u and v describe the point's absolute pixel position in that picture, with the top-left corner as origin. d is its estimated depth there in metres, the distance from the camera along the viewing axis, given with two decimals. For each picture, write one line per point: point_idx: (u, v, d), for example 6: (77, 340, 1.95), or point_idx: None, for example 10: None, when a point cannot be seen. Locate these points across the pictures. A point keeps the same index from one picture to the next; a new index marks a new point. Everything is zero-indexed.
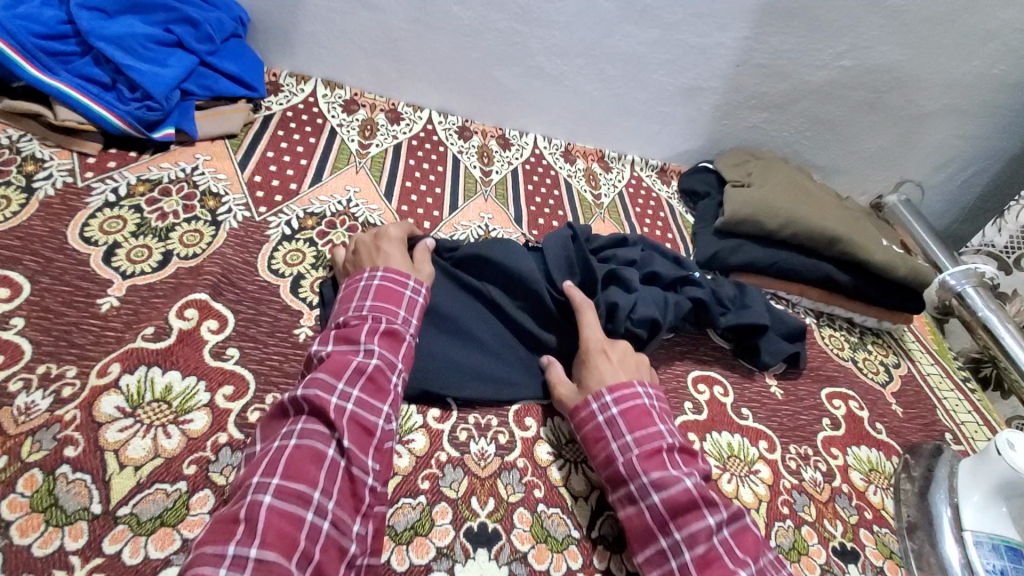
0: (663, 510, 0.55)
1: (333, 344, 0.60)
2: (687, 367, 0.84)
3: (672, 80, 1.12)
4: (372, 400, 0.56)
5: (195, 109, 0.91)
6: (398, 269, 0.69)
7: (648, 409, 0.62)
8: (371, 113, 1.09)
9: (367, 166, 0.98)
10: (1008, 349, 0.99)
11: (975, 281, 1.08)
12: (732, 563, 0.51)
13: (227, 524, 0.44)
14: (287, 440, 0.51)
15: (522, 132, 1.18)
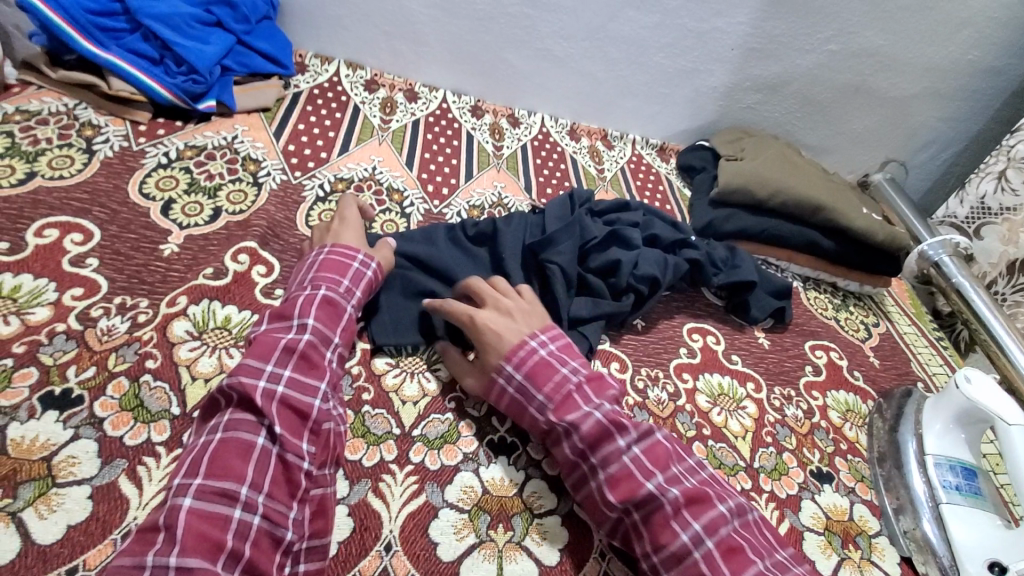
0: (581, 445, 0.60)
1: (267, 323, 0.61)
2: (683, 319, 0.92)
3: (670, 63, 1.20)
4: (304, 379, 0.57)
5: (234, 84, 0.99)
6: (345, 244, 0.70)
7: (549, 360, 0.64)
8: (391, 91, 1.17)
9: (389, 139, 1.06)
10: (977, 311, 1.06)
11: (950, 252, 1.16)
12: (642, 478, 0.56)
13: (148, 531, 0.45)
14: (212, 436, 0.51)
15: (530, 112, 1.26)
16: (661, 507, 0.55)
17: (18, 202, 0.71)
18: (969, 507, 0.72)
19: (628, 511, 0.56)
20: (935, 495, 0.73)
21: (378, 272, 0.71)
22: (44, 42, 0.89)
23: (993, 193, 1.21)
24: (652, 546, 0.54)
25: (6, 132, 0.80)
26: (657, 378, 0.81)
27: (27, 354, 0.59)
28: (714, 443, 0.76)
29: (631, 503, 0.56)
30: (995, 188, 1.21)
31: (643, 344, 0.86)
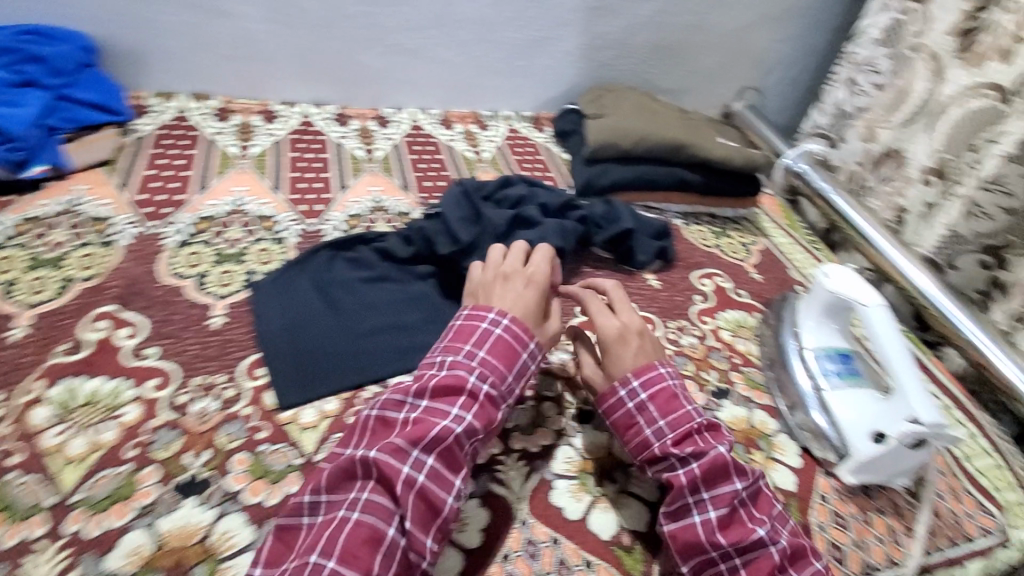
0: (685, 480, 0.62)
1: (428, 399, 0.61)
2: (691, 270, 1.03)
3: (612, 45, 1.30)
4: (652, 386, 0.68)
5: (65, 141, 0.93)
6: (523, 322, 0.69)
7: (675, 393, 0.69)
8: (363, 121, 1.23)
9: (379, 167, 1.10)
10: (839, 211, 1.20)
11: (808, 160, 1.29)
12: (751, 524, 0.60)
13: (375, 534, 0.52)
14: (658, 425, 0.66)
15: (494, 112, 1.34)
16: (769, 554, 0.59)
17: (67, 311, 0.73)
18: (848, 388, 0.79)
19: (729, 552, 0.59)
20: (817, 385, 0.81)
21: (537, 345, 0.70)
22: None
23: (850, 99, 1.33)
24: (741, 560, 0.59)
25: (22, 245, 0.80)
26: (685, 326, 0.92)
27: (141, 455, 0.62)
28: (744, 368, 0.89)
29: (739, 547, 0.59)
30: (849, 94, 1.33)
31: (664, 301, 0.96)
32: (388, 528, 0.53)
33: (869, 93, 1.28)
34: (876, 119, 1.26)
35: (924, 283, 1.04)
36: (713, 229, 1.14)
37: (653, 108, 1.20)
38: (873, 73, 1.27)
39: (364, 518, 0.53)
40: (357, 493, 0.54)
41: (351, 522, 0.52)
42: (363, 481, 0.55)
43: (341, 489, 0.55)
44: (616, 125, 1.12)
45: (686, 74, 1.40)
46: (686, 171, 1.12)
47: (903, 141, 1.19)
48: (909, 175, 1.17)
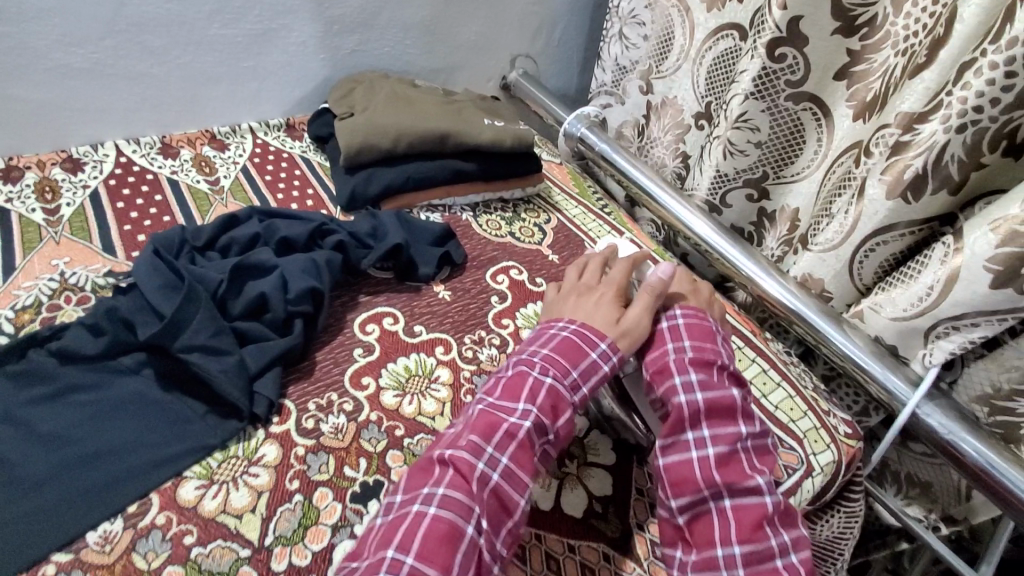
0: (705, 404, 0.67)
1: (494, 396, 0.64)
2: (483, 269, 0.94)
3: (356, 31, 1.14)
4: (565, 359, 0.67)
5: None
6: (591, 326, 0.71)
7: (710, 330, 0.75)
8: (42, 169, 0.94)
9: (68, 231, 0.85)
10: (622, 169, 1.18)
11: (587, 123, 1.26)
12: (750, 471, 0.64)
13: (452, 530, 0.54)
14: (682, 350, 0.72)
15: (234, 126, 1.11)
16: (760, 505, 0.62)
17: None
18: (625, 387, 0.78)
19: (719, 493, 0.63)
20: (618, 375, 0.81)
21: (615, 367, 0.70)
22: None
23: (623, 53, 1.29)
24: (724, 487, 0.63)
25: None
26: (482, 339, 0.83)
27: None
28: None
29: (735, 485, 0.63)
30: (622, 48, 1.29)
31: (456, 314, 0.86)
32: (466, 526, 0.55)
33: (640, 46, 1.25)
34: (650, 70, 1.25)
35: (703, 228, 1.07)
36: (504, 215, 1.06)
37: (412, 92, 1.06)
38: (638, 24, 1.23)
39: (438, 516, 0.54)
40: (432, 487, 0.57)
41: (429, 517, 0.54)
42: (439, 475, 0.58)
43: (416, 484, 0.58)
44: (369, 122, 0.97)
45: (451, 50, 1.28)
46: (459, 161, 1.01)
47: (673, 88, 1.20)
48: (684, 123, 1.20)
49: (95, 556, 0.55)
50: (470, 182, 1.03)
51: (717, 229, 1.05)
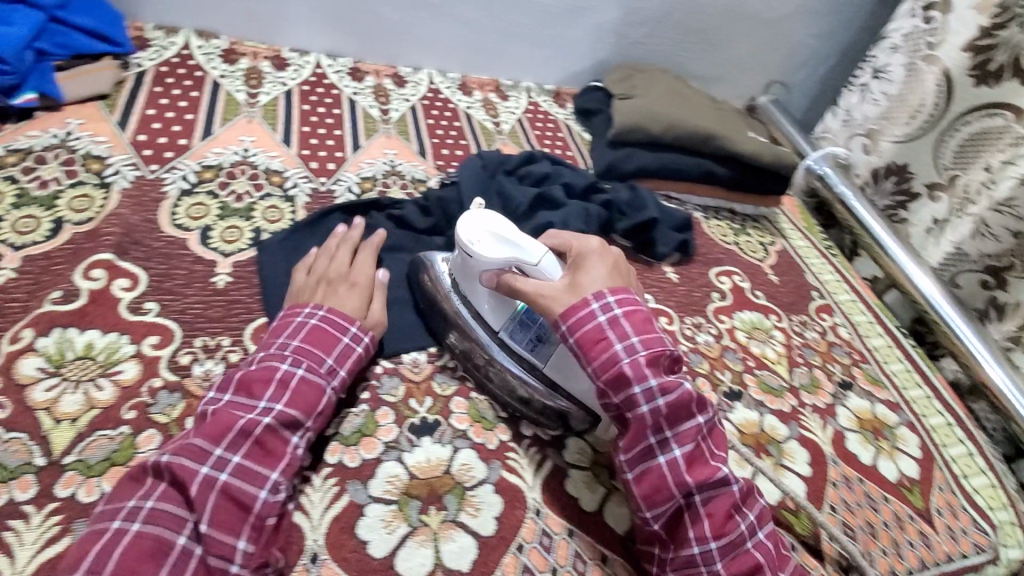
0: (664, 410, 0.57)
1: (232, 392, 0.55)
2: (710, 265, 1.01)
3: (644, 32, 1.28)
4: (302, 393, 0.56)
5: (56, 70, 0.85)
6: (343, 312, 0.64)
7: (603, 331, 0.59)
8: (378, 79, 1.15)
9: (395, 129, 1.05)
10: (859, 217, 1.19)
11: (831, 164, 1.27)
12: (716, 463, 0.58)
13: (160, 545, 0.46)
14: (635, 356, 0.58)
15: (516, 82, 1.28)
16: (730, 493, 0.57)
17: (58, 255, 0.66)
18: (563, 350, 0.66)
19: (694, 492, 0.57)
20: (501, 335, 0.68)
21: (371, 346, 0.65)
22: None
23: (858, 105, 1.30)
24: (693, 483, 0.56)
25: (8, 178, 0.73)
26: (702, 324, 0.90)
27: (140, 418, 0.56)
28: (758, 370, 0.87)
29: (705, 485, 0.57)
30: (860, 100, 1.30)
31: (683, 296, 0.94)
32: (177, 537, 0.47)
33: (879, 103, 1.25)
34: (876, 129, 1.26)
35: (926, 287, 1.07)
36: (733, 225, 1.11)
37: (685, 94, 1.17)
38: (885, 82, 1.24)
39: (147, 530, 0.46)
40: (138, 500, 0.48)
41: (129, 535, 0.46)
42: (150, 487, 0.49)
43: (121, 496, 0.49)
44: (646, 108, 1.08)
45: (715, 61, 1.39)
46: (712, 163, 1.09)
47: (905, 154, 1.19)
48: (912, 190, 1.19)
49: (408, 372, 0.69)
50: (715, 187, 1.10)
51: (944, 293, 1.05)
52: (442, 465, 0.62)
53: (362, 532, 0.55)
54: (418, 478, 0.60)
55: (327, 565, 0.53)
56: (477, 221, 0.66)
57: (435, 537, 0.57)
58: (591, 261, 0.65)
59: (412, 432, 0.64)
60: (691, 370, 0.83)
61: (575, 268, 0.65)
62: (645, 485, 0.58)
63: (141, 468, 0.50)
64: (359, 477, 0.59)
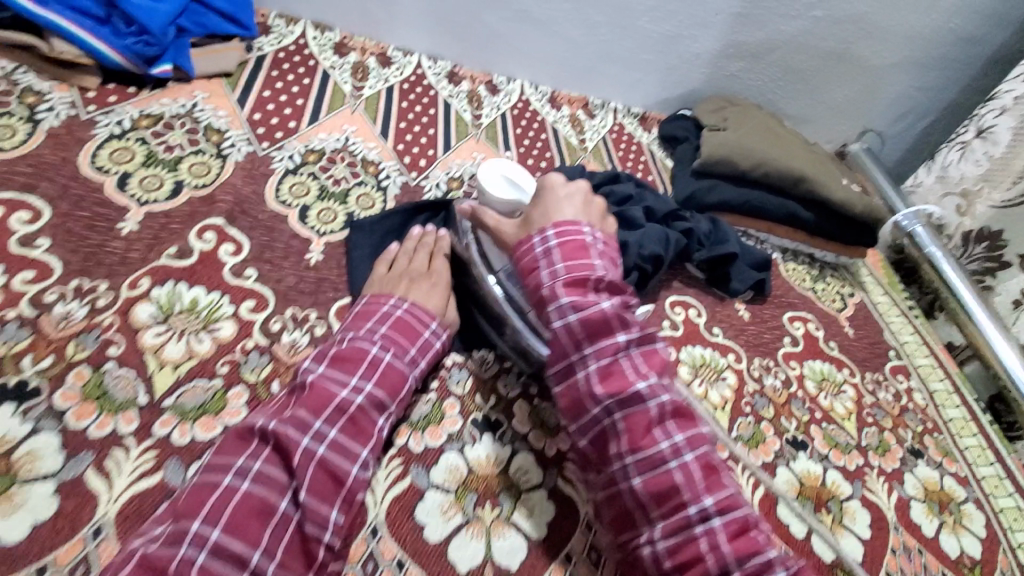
0: (579, 330, 0.57)
1: (327, 366, 0.57)
2: (783, 308, 0.98)
3: (740, 67, 1.28)
4: (388, 373, 0.59)
5: (191, 46, 0.92)
6: (422, 305, 0.67)
7: (543, 259, 0.61)
8: (473, 84, 1.18)
9: (484, 135, 1.09)
10: (948, 282, 1.13)
11: (924, 222, 1.21)
12: (634, 377, 0.55)
13: (266, 506, 0.48)
14: (557, 275, 0.60)
15: (604, 101, 1.28)
16: (646, 410, 0.54)
17: (177, 214, 0.71)
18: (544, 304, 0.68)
19: (610, 408, 0.55)
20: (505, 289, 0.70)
21: (446, 343, 0.68)
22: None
23: (956, 162, 1.22)
24: (613, 402, 0.55)
25: (139, 138, 0.79)
26: (770, 367, 0.88)
27: (232, 373, 0.60)
28: (826, 424, 0.83)
29: (618, 397, 0.54)
30: (959, 158, 1.22)
31: (752, 334, 0.92)
32: (280, 501, 0.49)
33: (980, 164, 1.18)
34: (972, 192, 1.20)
35: (1010, 360, 1.03)
36: (811, 271, 1.08)
37: (777, 135, 1.16)
38: (990, 143, 1.16)
39: (254, 490, 0.48)
40: (247, 460, 0.49)
41: (239, 494, 0.48)
42: (256, 449, 0.50)
43: (228, 453, 0.50)
44: (737, 142, 1.07)
45: (809, 103, 1.36)
46: (798, 206, 1.06)
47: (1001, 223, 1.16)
48: (1005, 260, 1.16)
49: (476, 368, 0.70)
50: (798, 229, 1.07)
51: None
52: (500, 463, 0.63)
53: (420, 516, 0.57)
54: (476, 473, 0.61)
55: (385, 541, 0.55)
56: (491, 168, 0.74)
57: (487, 533, 0.58)
58: (555, 199, 0.66)
59: (474, 428, 0.65)
60: (755, 413, 0.81)
61: (534, 201, 0.67)
62: (567, 403, 0.58)
63: (248, 429, 0.51)
64: (422, 462, 0.60)
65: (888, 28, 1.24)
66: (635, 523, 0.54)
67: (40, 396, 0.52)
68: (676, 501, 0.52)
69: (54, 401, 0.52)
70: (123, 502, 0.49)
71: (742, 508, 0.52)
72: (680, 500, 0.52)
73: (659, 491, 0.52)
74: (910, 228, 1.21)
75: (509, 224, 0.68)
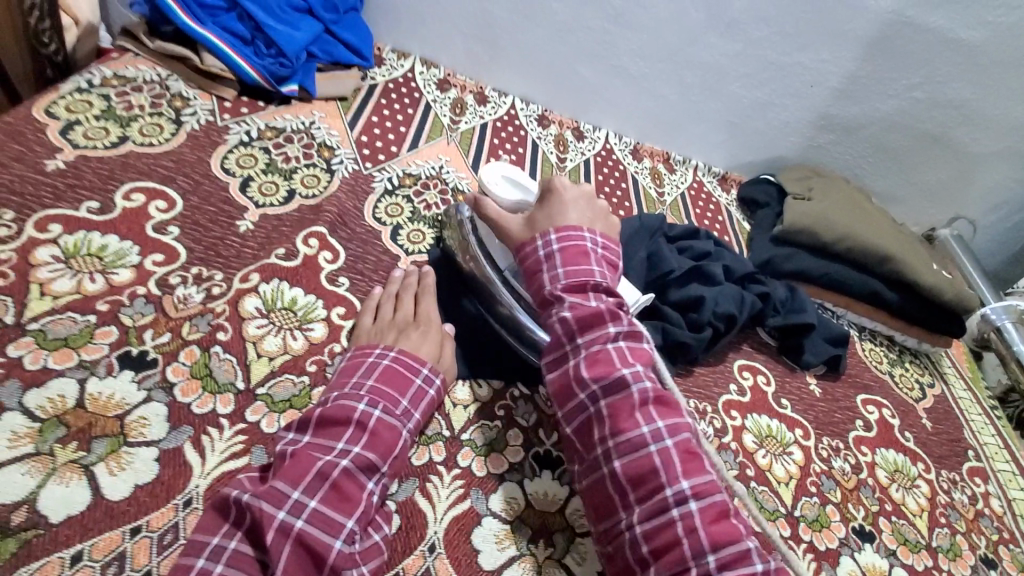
0: (572, 324, 0.60)
1: (310, 435, 0.53)
2: (855, 389, 0.94)
3: (829, 140, 1.27)
4: (378, 434, 0.54)
5: (317, 70, 1.00)
6: (414, 353, 0.63)
7: (553, 258, 0.65)
8: (561, 129, 1.22)
9: (566, 177, 1.12)
10: None
11: (1015, 318, 1.15)
12: (618, 364, 0.58)
13: None
14: (555, 272, 0.64)
15: (686, 158, 1.30)
16: (628, 395, 0.56)
17: (287, 219, 0.77)
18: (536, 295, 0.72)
19: (595, 394, 0.57)
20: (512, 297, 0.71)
21: (442, 388, 0.63)
22: (143, 12, 0.91)
23: None
24: (597, 391, 0.57)
25: (262, 147, 0.86)
26: (838, 448, 0.84)
27: (318, 372, 0.63)
28: (895, 518, 0.79)
29: (602, 383, 0.57)
30: None
31: (822, 411, 0.88)
32: None
33: None
34: None
35: None
36: (888, 354, 1.04)
37: (863, 209, 1.14)
38: None
39: (227, 573, 0.44)
40: (221, 540, 0.46)
41: None
42: (233, 526, 0.47)
43: (204, 531, 0.47)
44: (822, 214, 1.06)
45: (898, 182, 1.33)
46: (881, 284, 1.04)
47: None
48: None
49: (542, 404, 0.71)
50: (881, 309, 1.04)
51: None
52: (557, 503, 0.63)
53: (476, 541, 0.57)
54: (534, 507, 0.62)
55: (442, 559, 0.55)
56: (491, 171, 0.78)
57: (538, 571, 0.57)
58: (562, 200, 0.70)
59: (535, 461, 0.66)
60: (820, 494, 0.77)
61: (541, 205, 0.70)
62: (557, 389, 0.60)
63: (222, 503, 0.47)
64: (482, 487, 0.61)
65: (988, 116, 1.21)
66: (614, 508, 0.55)
67: (155, 367, 0.57)
68: (655, 492, 0.52)
69: (166, 374, 0.57)
70: (212, 479, 0.52)
71: (718, 495, 0.53)
72: (657, 483, 0.53)
73: (638, 474, 0.54)
74: (999, 322, 1.14)
75: (514, 221, 0.70)
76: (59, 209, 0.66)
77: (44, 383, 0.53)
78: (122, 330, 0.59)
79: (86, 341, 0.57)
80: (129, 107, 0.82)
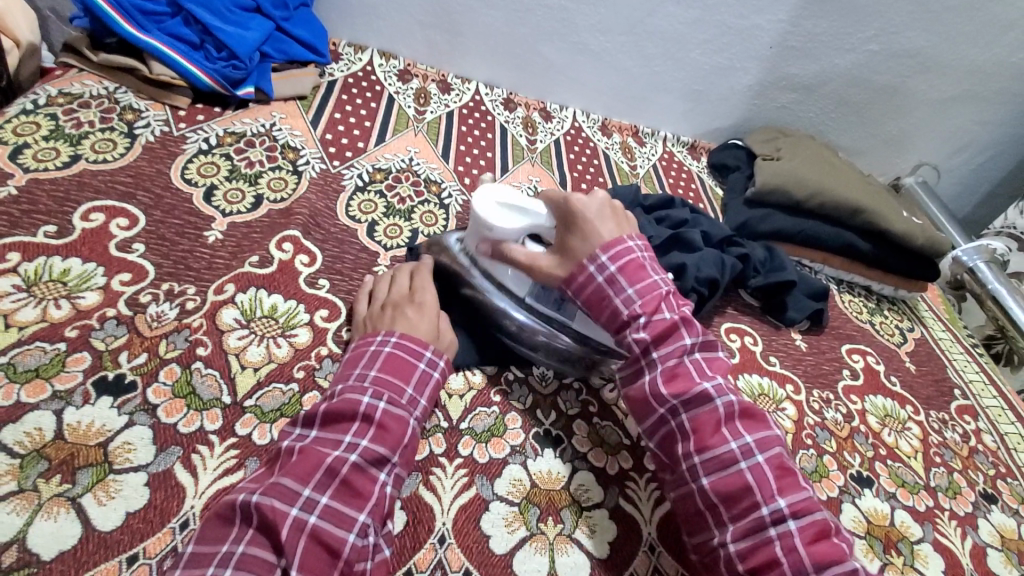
0: (646, 340, 0.58)
1: (317, 430, 0.52)
2: (840, 340, 0.96)
3: (792, 99, 1.28)
4: (387, 425, 0.53)
5: (272, 71, 0.97)
6: (416, 335, 0.61)
7: (616, 278, 0.60)
8: (528, 111, 1.21)
9: (539, 158, 1.11)
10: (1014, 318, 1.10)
11: (986, 257, 1.18)
12: (698, 378, 0.56)
13: None
14: (621, 289, 0.60)
15: (654, 130, 1.30)
16: (713, 409, 0.55)
17: (257, 226, 0.75)
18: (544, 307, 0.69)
19: (676, 409, 0.56)
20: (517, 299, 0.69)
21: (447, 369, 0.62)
22: (85, 25, 0.88)
23: None
24: (681, 405, 0.56)
25: (223, 154, 0.83)
26: (830, 399, 0.86)
27: (307, 378, 0.62)
28: (891, 462, 0.81)
29: (682, 399, 0.56)
30: None
31: (811, 366, 0.90)
32: None
33: None
34: None
35: None
36: (868, 304, 1.06)
37: (833, 165, 1.16)
38: None
39: None
40: (230, 545, 0.44)
41: None
42: (241, 530, 0.45)
43: (209, 540, 0.45)
44: (791, 171, 1.07)
45: (862, 135, 1.36)
46: (854, 235, 1.05)
47: None
48: None
49: (536, 386, 0.71)
50: (855, 259, 1.06)
51: None
52: (560, 479, 0.63)
53: (484, 526, 0.57)
54: (539, 487, 0.62)
55: (452, 549, 0.55)
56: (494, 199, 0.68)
57: (550, 549, 0.57)
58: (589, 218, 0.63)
59: (536, 441, 0.65)
60: (817, 446, 0.78)
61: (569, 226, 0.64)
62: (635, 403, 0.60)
63: (229, 515, 0.45)
64: (485, 474, 0.61)
65: (943, 64, 1.24)
66: (707, 524, 0.54)
67: (134, 390, 0.55)
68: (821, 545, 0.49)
69: (148, 396, 0.55)
70: (206, 497, 0.51)
71: (817, 511, 0.51)
72: (752, 501, 0.51)
73: (730, 492, 0.52)
74: (970, 263, 1.17)
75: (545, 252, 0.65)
76: (16, 236, 0.63)
77: (19, 418, 0.51)
78: (96, 354, 0.57)
79: (58, 370, 0.55)
80: (78, 125, 0.79)
